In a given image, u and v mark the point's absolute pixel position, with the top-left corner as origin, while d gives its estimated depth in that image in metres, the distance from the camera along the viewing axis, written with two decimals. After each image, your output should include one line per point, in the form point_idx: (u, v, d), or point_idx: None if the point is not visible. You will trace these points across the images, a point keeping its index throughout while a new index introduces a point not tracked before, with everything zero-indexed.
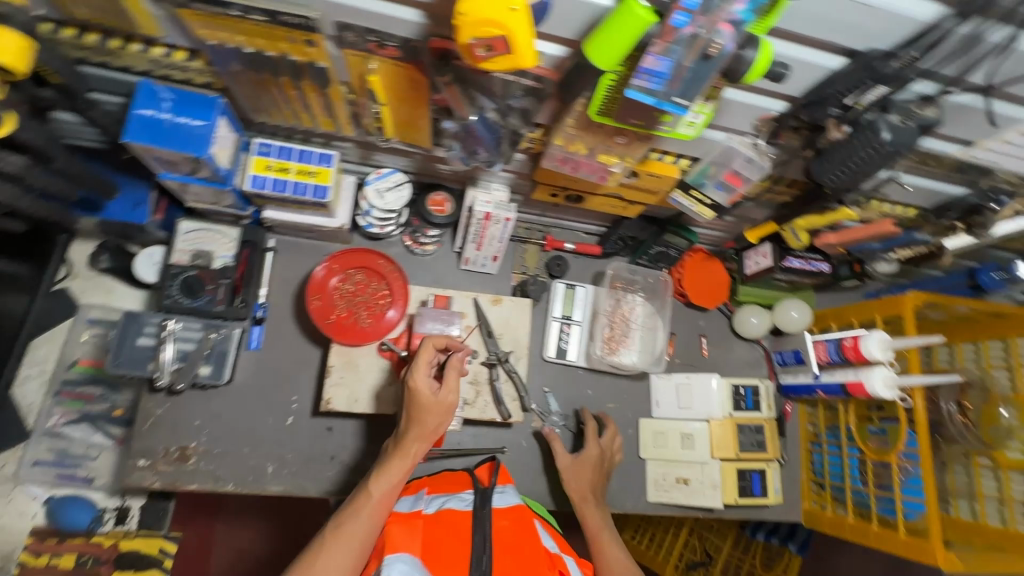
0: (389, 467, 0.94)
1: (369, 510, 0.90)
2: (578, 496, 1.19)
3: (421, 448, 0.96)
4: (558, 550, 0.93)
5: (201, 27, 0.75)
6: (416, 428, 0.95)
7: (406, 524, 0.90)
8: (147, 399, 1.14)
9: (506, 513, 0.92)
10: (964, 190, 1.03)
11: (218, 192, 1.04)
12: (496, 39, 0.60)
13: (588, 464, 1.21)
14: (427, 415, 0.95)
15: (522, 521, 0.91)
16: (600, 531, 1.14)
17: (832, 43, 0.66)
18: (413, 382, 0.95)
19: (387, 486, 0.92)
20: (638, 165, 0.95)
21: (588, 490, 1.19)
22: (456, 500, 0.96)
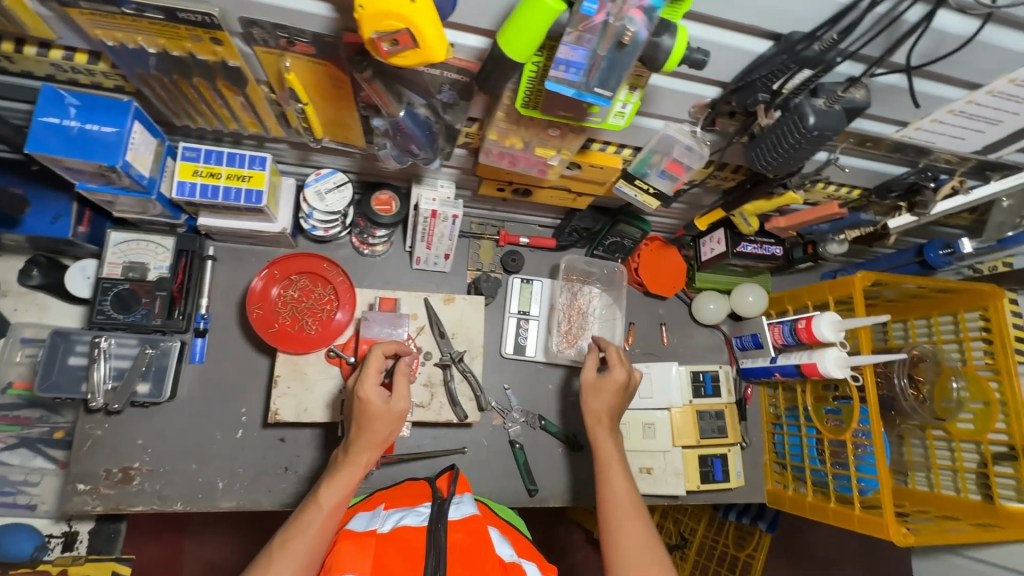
0: (337, 479, 0.89)
1: (317, 525, 0.84)
2: (593, 414, 1.07)
3: (371, 458, 0.92)
4: (517, 557, 0.81)
5: (94, 27, 0.69)
6: (365, 436, 0.90)
7: (357, 543, 0.81)
8: (84, 420, 1.09)
9: (461, 525, 0.83)
10: (904, 170, 1.03)
11: (144, 201, 0.98)
12: (401, 32, 0.57)
13: (610, 387, 1.08)
14: (377, 423, 0.91)
15: (477, 529, 0.83)
16: (612, 456, 1.02)
17: (754, 27, 0.65)
18: (362, 391, 0.91)
19: (336, 497, 0.87)
20: (578, 157, 0.93)
21: (606, 412, 1.07)
22: (413, 514, 0.87)
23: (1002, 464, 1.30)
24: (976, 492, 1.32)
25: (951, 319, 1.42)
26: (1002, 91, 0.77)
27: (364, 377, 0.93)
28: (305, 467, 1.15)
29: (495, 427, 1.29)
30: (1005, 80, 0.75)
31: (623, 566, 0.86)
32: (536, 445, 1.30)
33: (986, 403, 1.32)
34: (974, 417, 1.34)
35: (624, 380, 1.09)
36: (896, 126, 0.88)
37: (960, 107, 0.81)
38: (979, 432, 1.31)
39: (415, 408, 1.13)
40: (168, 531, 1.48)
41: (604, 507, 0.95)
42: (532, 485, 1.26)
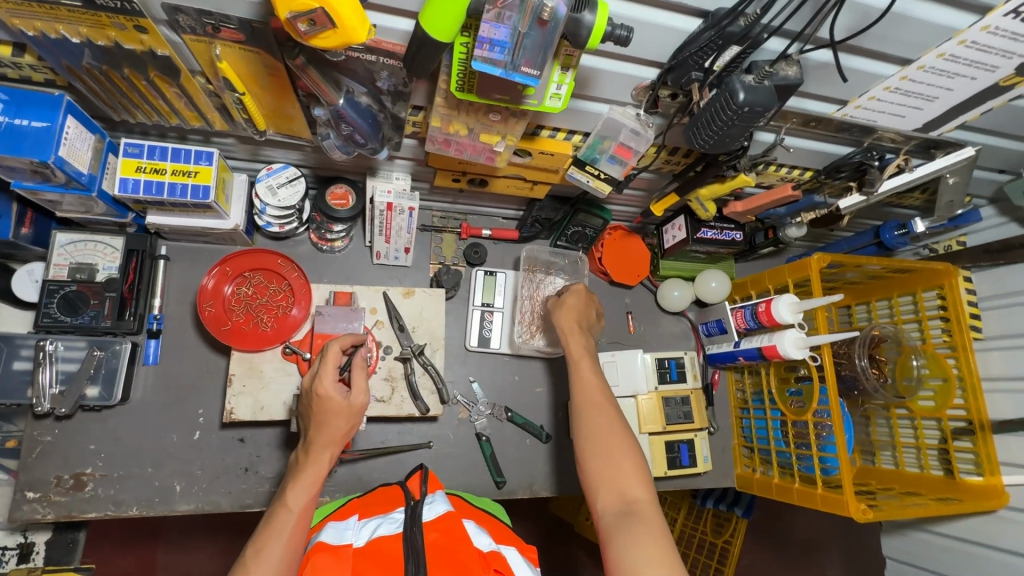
0: (302, 479, 0.83)
1: (289, 528, 0.78)
2: (561, 325, 1.07)
3: (333, 456, 0.88)
4: (495, 545, 0.78)
5: (12, 16, 0.68)
6: (326, 434, 0.86)
7: (334, 553, 0.74)
8: (33, 426, 1.06)
9: (436, 524, 0.78)
10: (851, 150, 1.05)
11: (85, 199, 0.96)
12: (316, 11, 0.56)
13: (574, 303, 1.10)
14: (339, 419, 0.87)
15: (454, 523, 0.78)
16: (581, 352, 1.02)
17: (681, 4, 0.66)
18: (320, 388, 0.87)
19: (305, 497, 0.81)
20: (525, 143, 0.93)
21: (576, 322, 1.07)
22: (389, 522, 0.81)
23: (961, 439, 1.32)
24: (938, 468, 1.35)
25: (910, 300, 1.44)
26: (933, 66, 0.78)
27: (321, 373, 0.89)
28: (264, 467, 1.13)
29: (461, 420, 1.28)
30: (935, 54, 0.76)
31: (593, 456, 0.88)
32: (502, 437, 1.30)
33: (944, 379, 1.34)
34: (934, 394, 1.36)
35: (583, 295, 1.13)
36: (837, 105, 0.89)
37: (895, 84, 0.82)
38: (939, 408, 1.33)
39: (376, 403, 1.11)
40: (140, 539, 1.45)
41: (575, 396, 0.97)
42: (499, 478, 1.25)
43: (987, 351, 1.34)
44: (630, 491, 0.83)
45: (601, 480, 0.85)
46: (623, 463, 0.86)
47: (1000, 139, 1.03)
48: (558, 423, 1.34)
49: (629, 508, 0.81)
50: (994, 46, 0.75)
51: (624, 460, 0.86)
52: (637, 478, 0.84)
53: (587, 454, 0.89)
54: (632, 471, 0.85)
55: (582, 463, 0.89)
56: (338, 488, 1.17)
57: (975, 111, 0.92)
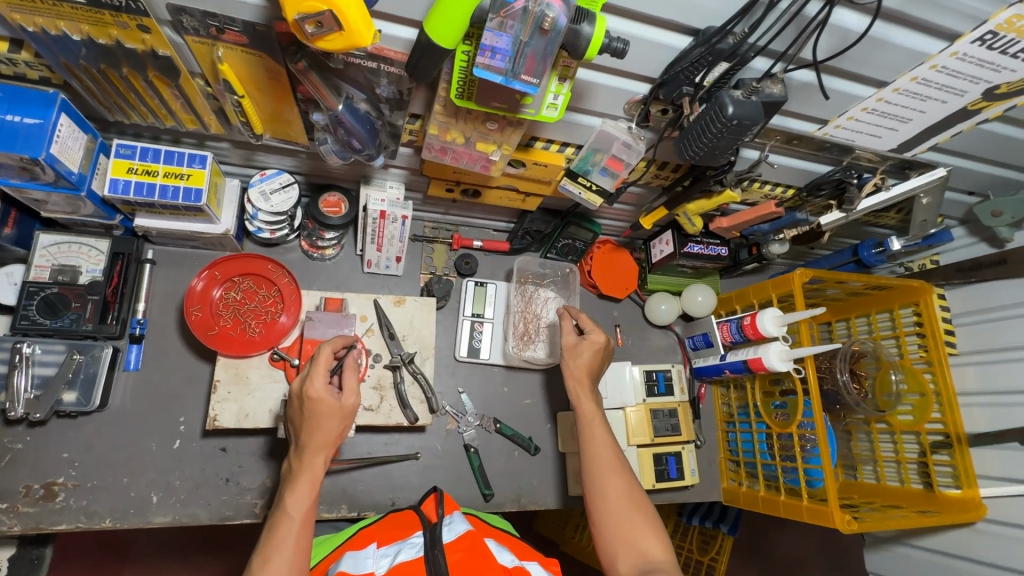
0: (300, 484, 0.82)
1: (294, 535, 0.78)
2: (572, 377, 1.08)
3: (326, 460, 0.86)
4: (519, 561, 0.78)
5: (13, 11, 0.68)
6: (317, 436, 0.85)
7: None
8: (4, 433, 1.02)
9: (457, 544, 0.79)
10: (830, 169, 1.09)
11: (73, 199, 0.94)
12: (324, 14, 0.57)
13: (583, 362, 1.09)
14: (330, 421, 0.86)
15: (476, 543, 0.78)
16: (593, 412, 1.03)
17: (674, 22, 0.69)
18: (310, 390, 0.85)
19: (305, 502, 0.81)
20: (521, 153, 0.95)
21: (586, 372, 1.09)
22: (409, 547, 0.78)
23: (940, 452, 1.36)
24: (918, 481, 1.37)
25: (887, 316, 1.47)
26: (907, 88, 0.83)
27: (312, 376, 0.87)
28: (246, 477, 1.10)
29: (449, 432, 1.26)
30: (908, 78, 0.80)
31: (609, 521, 0.90)
32: (490, 449, 1.28)
33: (922, 394, 1.37)
34: (913, 408, 1.38)
35: (602, 346, 1.11)
36: (818, 124, 0.93)
37: (872, 105, 0.86)
38: (918, 422, 1.35)
39: (364, 412, 1.10)
40: (110, 555, 1.38)
41: (588, 454, 0.98)
42: (487, 490, 1.23)
43: (963, 366, 1.38)
44: (646, 549, 0.87)
45: (618, 542, 0.88)
46: (640, 526, 0.90)
47: (970, 161, 1.08)
48: (546, 435, 1.33)
49: (649, 567, 0.84)
50: (963, 72, 0.80)
51: (639, 524, 0.90)
52: (653, 535, 0.89)
53: (603, 522, 0.91)
54: (648, 529, 0.89)
55: (598, 527, 0.91)
56: (322, 500, 1.15)
57: (946, 134, 0.97)
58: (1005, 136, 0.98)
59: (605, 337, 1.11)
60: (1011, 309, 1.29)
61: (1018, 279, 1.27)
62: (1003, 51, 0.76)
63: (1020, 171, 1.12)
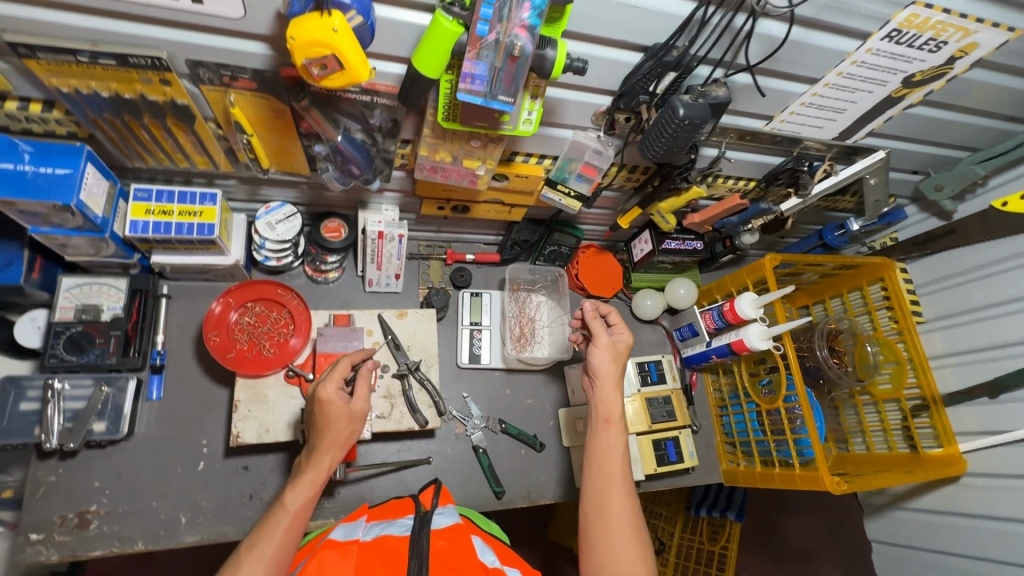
0: (302, 480, 0.90)
1: (283, 529, 0.84)
2: (603, 382, 1.07)
3: (333, 460, 0.93)
4: (499, 564, 0.85)
5: (51, 77, 0.78)
6: (326, 438, 0.92)
7: (339, 550, 0.82)
8: (37, 467, 1.07)
9: (444, 533, 0.87)
10: (783, 160, 1.21)
11: (97, 241, 1.03)
12: (328, 57, 0.67)
13: (608, 371, 1.08)
14: (335, 424, 0.92)
15: (459, 536, 0.86)
16: (616, 424, 1.05)
17: (625, 43, 0.80)
18: (321, 392, 0.92)
19: (302, 498, 0.87)
20: (503, 167, 1.05)
21: (612, 378, 1.08)
22: (396, 526, 0.90)
23: (920, 416, 1.44)
24: (904, 445, 1.45)
25: (858, 294, 1.57)
26: (836, 83, 0.95)
27: (326, 379, 0.94)
28: (268, 492, 1.15)
29: (458, 435, 1.33)
30: (835, 73, 0.92)
31: (602, 538, 0.93)
32: (499, 449, 1.35)
33: (897, 362, 1.46)
34: (890, 377, 1.47)
35: (632, 342, 1.13)
36: (765, 120, 1.05)
37: (809, 100, 0.99)
38: (897, 389, 1.44)
39: (377, 420, 1.17)
40: None
41: (600, 465, 1.01)
42: (498, 487, 1.30)
43: (931, 332, 1.48)
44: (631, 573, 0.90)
45: (606, 561, 0.91)
46: (632, 549, 0.92)
47: (907, 142, 1.20)
48: (550, 432, 1.40)
49: None
50: (881, 64, 0.92)
51: (624, 541, 0.93)
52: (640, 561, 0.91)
53: (591, 535, 0.94)
54: (636, 554, 0.92)
55: (588, 537, 0.95)
56: (343, 508, 1.20)
57: (879, 119, 1.09)
58: (932, 117, 1.11)
59: (632, 333, 1.14)
60: (966, 275, 1.40)
61: (969, 246, 1.39)
62: (909, 45, 0.88)
63: (954, 148, 1.24)
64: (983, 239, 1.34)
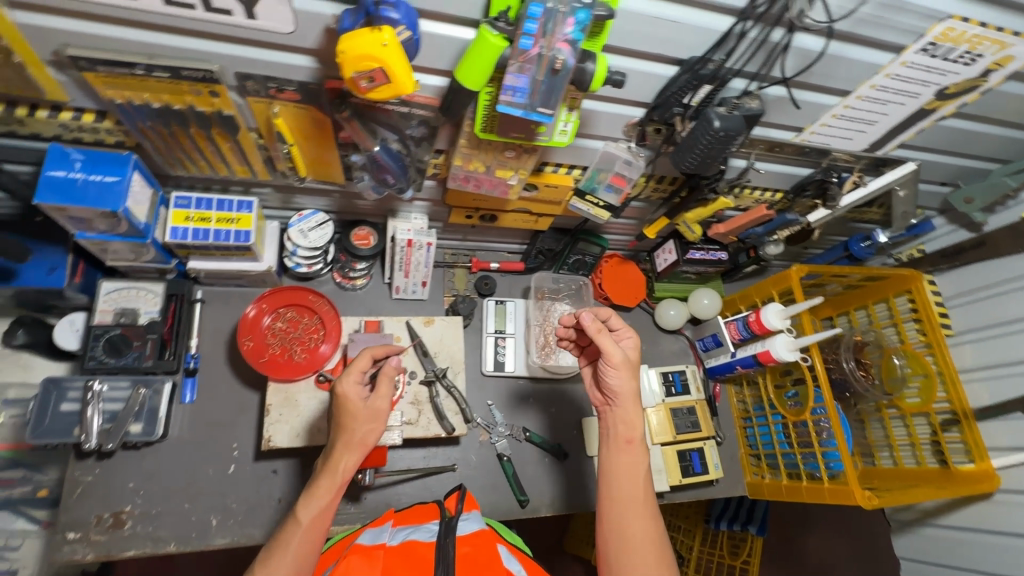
0: (318, 488, 0.83)
1: (295, 542, 0.78)
2: (618, 395, 0.98)
3: (353, 464, 0.85)
4: (525, 573, 0.83)
5: (107, 89, 0.81)
6: (344, 437, 0.85)
7: (365, 555, 0.81)
8: (75, 466, 1.10)
9: (469, 539, 0.86)
10: (812, 171, 1.21)
11: (139, 247, 1.06)
12: (376, 70, 0.69)
13: (629, 390, 0.98)
14: (350, 420, 0.86)
15: (484, 544, 0.85)
16: (631, 433, 0.94)
17: (662, 57, 0.81)
18: (339, 387, 0.88)
19: (315, 509, 0.80)
20: (534, 177, 1.07)
21: (628, 390, 0.98)
22: (422, 531, 0.89)
23: (951, 430, 1.41)
24: (933, 459, 1.42)
25: (885, 306, 1.56)
26: (869, 95, 0.95)
27: (347, 373, 0.90)
28: (297, 496, 1.16)
29: (482, 443, 1.33)
30: (868, 85, 0.93)
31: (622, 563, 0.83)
32: (523, 457, 1.35)
33: (925, 375, 1.43)
34: (919, 390, 1.44)
35: (640, 345, 1.04)
36: (795, 131, 1.05)
37: (841, 111, 0.99)
38: (926, 402, 1.40)
39: (405, 425, 1.18)
40: None
41: (616, 479, 0.90)
42: (523, 496, 1.29)
43: (960, 345, 1.46)
44: None
45: None
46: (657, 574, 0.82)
47: (937, 154, 1.20)
48: (574, 441, 1.40)
49: None
50: (915, 77, 0.92)
51: (648, 565, 0.82)
52: None
53: (611, 559, 0.84)
54: None
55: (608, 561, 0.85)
56: (369, 514, 1.21)
57: (911, 131, 1.09)
58: (964, 130, 1.10)
59: (638, 334, 1.05)
60: (997, 287, 1.38)
61: (999, 259, 1.37)
62: (944, 58, 0.88)
63: (985, 160, 1.24)
64: (1014, 252, 1.33)
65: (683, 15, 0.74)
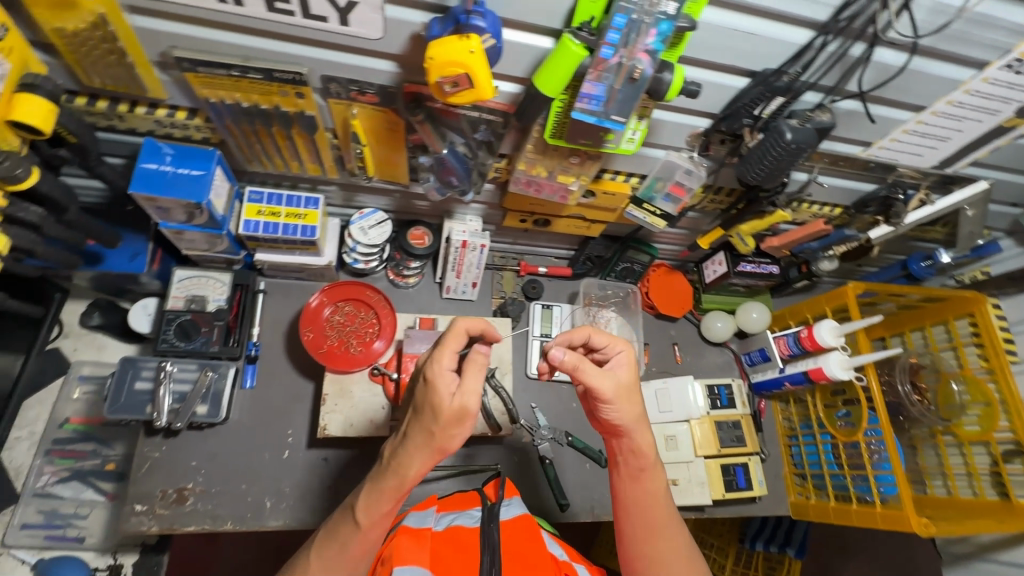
0: (383, 487, 0.73)
1: (353, 542, 0.76)
2: (618, 426, 0.87)
3: (425, 466, 0.72)
4: (567, 557, 0.86)
5: (204, 88, 0.86)
6: (421, 435, 0.71)
7: (414, 536, 0.82)
8: (144, 443, 1.16)
9: (512, 523, 0.87)
10: (876, 187, 1.18)
11: (214, 238, 1.11)
12: (460, 76, 0.72)
13: (634, 417, 0.87)
14: (430, 421, 0.69)
15: (528, 528, 0.86)
16: (646, 460, 0.89)
17: (735, 69, 0.82)
18: (427, 371, 0.70)
19: (376, 515, 0.74)
20: (593, 184, 1.08)
21: (634, 416, 0.87)
22: (466, 517, 0.91)
23: (1014, 462, 1.34)
24: (993, 491, 1.35)
25: (943, 329, 1.50)
26: (944, 111, 0.93)
27: (438, 355, 0.71)
28: (347, 485, 1.20)
29: (525, 444, 1.35)
30: (945, 101, 0.91)
31: None
32: (564, 460, 1.36)
33: (986, 403, 1.37)
34: (978, 418, 1.38)
35: (635, 359, 0.90)
36: (863, 146, 1.04)
37: (912, 127, 0.97)
38: (986, 432, 1.35)
39: None
40: None
41: (635, 504, 0.89)
42: (564, 500, 1.30)
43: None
44: None
45: None
46: None
47: (1009, 174, 1.16)
48: None
49: None
50: (995, 94, 0.90)
51: None
52: None
53: None
54: None
55: None
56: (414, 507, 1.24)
57: (984, 149, 1.06)
58: None
59: (631, 346, 0.90)
60: None
61: None
62: None
63: None
64: None
65: (761, 28, 0.75)
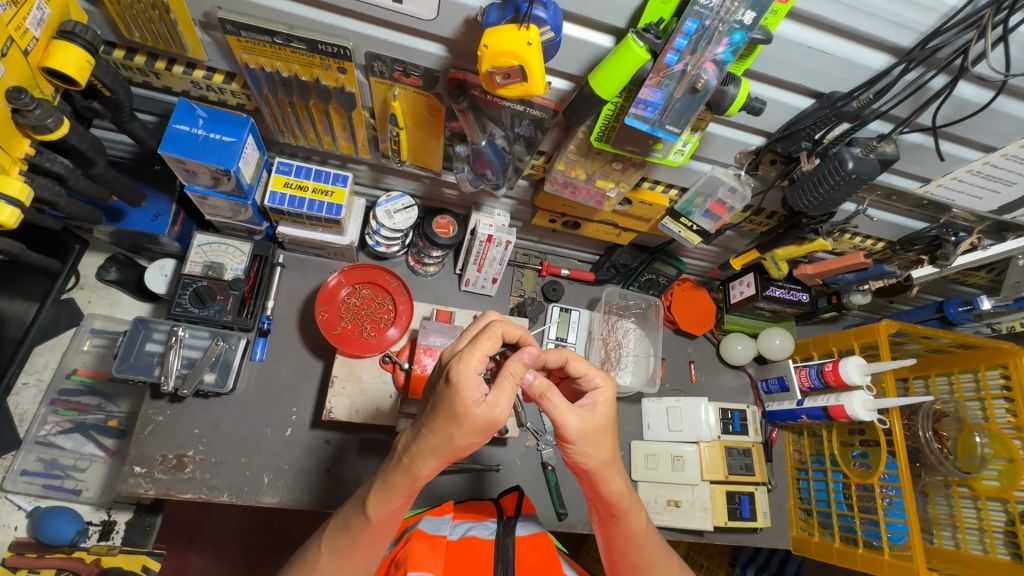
0: (390, 480, 0.71)
1: (363, 535, 0.73)
2: (586, 470, 0.77)
3: (436, 469, 0.70)
4: None
5: (244, 53, 0.83)
6: (437, 439, 0.68)
7: (429, 542, 0.79)
8: (149, 405, 1.15)
9: (528, 539, 0.85)
10: (926, 226, 1.14)
11: (238, 206, 1.09)
12: (513, 68, 0.68)
13: (605, 459, 0.77)
14: (450, 426, 0.67)
15: (546, 547, 0.84)
16: (625, 504, 0.80)
17: (800, 87, 0.77)
18: (453, 372, 0.66)
19: (385, 512, 0.71)
20: (631, 193, 1.04)
21: (606, 457, 0.77)
22: (481, 528, 0.89)
23: None
24: (1005, 552, 1.27)
25: (971, 376, 1.43)
26: (1015, 154, 0.87)
27: (466, 356, 0.67)
28: (345, 470, 1.18)
29: (529, 448, 1.32)
30: (1018, 145, 0.85)
31: None
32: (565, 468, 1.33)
33: (1010, 459, 1.31)
34: (999, 474, 1.32)
35: (613, 398, 0.79)
36: (920, 182, 0.99)
37: (977, 167, 0.91)
38: (1005, 489, 1.29)
39: None
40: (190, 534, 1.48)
41: (620, 542, 0.83)
42: (561, 508, 1.24)
43: None
44: None
45: None
46: None
47: None
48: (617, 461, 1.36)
49: None
50: None
51: None
52: None
53: None
54: None
55: None
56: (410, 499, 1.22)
57: None
58: None
59: (610, 382, 0.79)
60: None
61: None
62: None
63: None
64: None
65: (838, 47, 0.70)
